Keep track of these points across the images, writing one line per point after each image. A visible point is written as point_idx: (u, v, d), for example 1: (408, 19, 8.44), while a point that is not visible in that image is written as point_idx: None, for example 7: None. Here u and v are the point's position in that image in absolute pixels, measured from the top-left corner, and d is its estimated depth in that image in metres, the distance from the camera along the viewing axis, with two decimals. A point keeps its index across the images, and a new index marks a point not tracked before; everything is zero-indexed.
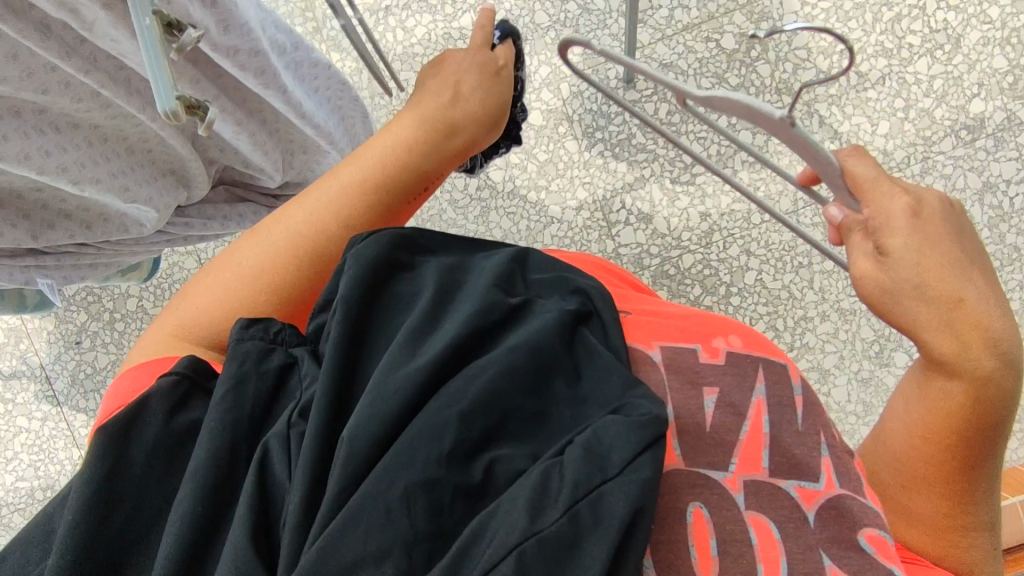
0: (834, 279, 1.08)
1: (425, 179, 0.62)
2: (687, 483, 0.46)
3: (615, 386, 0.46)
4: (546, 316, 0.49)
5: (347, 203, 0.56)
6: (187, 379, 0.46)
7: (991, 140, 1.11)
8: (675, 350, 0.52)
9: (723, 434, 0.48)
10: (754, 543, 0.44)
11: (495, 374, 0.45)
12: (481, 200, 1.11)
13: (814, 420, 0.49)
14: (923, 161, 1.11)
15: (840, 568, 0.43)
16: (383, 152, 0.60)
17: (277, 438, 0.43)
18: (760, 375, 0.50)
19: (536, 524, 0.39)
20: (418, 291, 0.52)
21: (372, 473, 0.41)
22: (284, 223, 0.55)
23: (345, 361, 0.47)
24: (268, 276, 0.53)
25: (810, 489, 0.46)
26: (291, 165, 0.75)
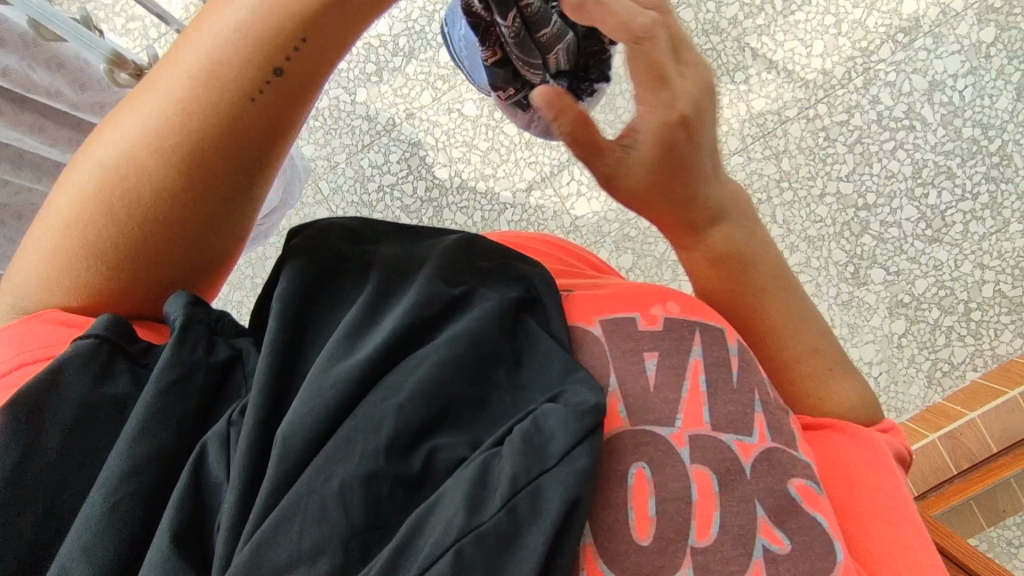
0: (796, 209, 1.06)
1: (275, 64, 0.41)
2: (630, 444, 0.41)
3: (555, 372, 0.41)
4: (487, 305, 0.43)
5: (156, 127, 0.41)
6: (108, 344, 0.40)
7: (930, 38, 1.03)
8: (616, 322, 0.46)
9: (670, 393, 0.43)
10: (693, 499, 0.40)
11: (433, 366, 0.39)
12: (432, 200, 1.09)
13: (751, 379, 0.44)
14: (863, 74, 1.05)
15: (776, 521, 0.39)
16: (209, 37, 0.41)
17: (213, 439, 0.37)
18: (696, 337, 0.45)
19: (473, 519, 0.32)
20: (363, 283, 0.45)
21: (304, 473, 0.35)
22: (95, 152, 0.43)
23: (282, 364, 0.40)
24: (80, 233, 0.43)
25: (748, 443, 0.41)
26: None
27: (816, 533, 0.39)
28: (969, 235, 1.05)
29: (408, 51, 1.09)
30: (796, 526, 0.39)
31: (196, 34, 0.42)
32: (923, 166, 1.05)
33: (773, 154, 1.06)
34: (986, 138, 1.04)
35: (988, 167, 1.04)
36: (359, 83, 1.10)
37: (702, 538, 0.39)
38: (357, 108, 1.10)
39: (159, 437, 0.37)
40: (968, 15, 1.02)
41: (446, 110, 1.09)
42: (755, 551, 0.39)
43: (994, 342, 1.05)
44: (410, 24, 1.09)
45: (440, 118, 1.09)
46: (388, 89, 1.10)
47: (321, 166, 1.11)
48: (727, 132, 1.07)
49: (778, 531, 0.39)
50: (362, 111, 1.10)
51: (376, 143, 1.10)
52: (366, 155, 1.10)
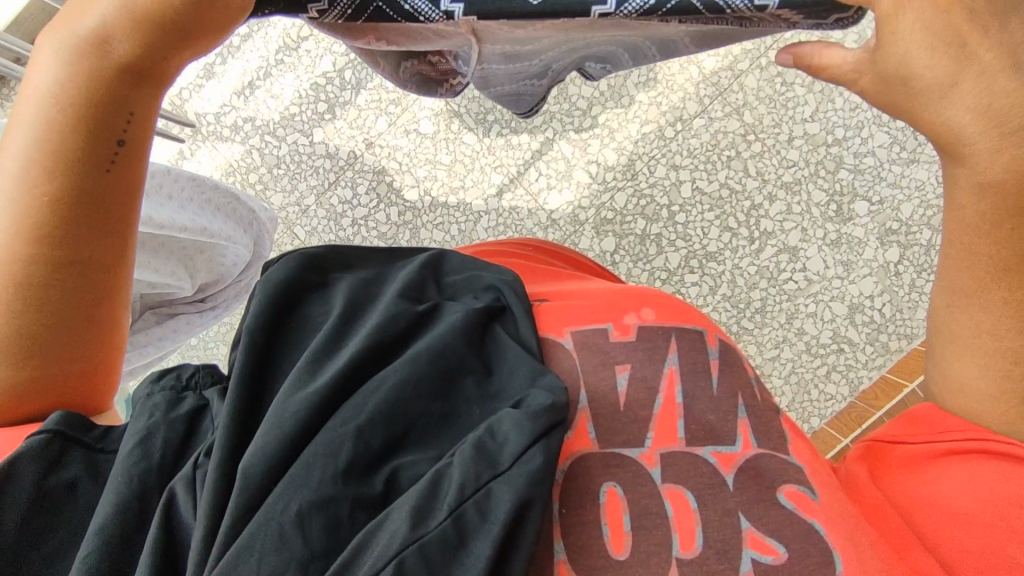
0: (767, 158, 1.02)
1: (111, 137, 0.38)
2: (600, 464, 0.40)
3: (522, 379, 0.40)
4: (453, 319, 0.42)
5: (11, 225, 0.38)
6: (61, 437, 0.39)
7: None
8: (585, 334, 0.44)
9: (641, 409, 0.41)
10: (669, 514, 0.38)
11: (396, 384, 0.37)
12: (407, 222, 1.09)
13: (732, 381, 0.42)
14: None
15: (765, 530, 0.37)
16: (22, 126, 0.37)
17: (180, 482, 0.36)
18: (671, 344, 0.43)
19: (419, 529, 0.30)
20: (330, 310, 0.43)
21: (263, 505, 0.33)
22: None
23: (249, 404, 0.38)
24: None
25: (730, 453, 0.40)
26: (198, 268, 0.77)
27: (806, 535, 0.37)
28: None
29: (356, 82, 1.10)
30: (790, 534, 0.37)
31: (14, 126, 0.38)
32: None
33: (734, 108, 1.02)
34: None
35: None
36: (314, 123, 1.10)
37: (687, 550, 0.37)
38: (317, 149, 1.11)
39: (122, 490, 0.36)
40: None
41: (404, 132, 1.09)
42: (744, 565, 0.37)
43: None
44: (352, 56, 1.09)
45: (400, 141, 1.09)
46: (343, 124, 1.10)
47: (292, 213, 1.11)
48: (685, 97, 1.04)
49: (768, 541, 0.37)
50: (322, 150, 1.11)
51: (342, 178, 1.11)
52: (334, 193, 1.11)
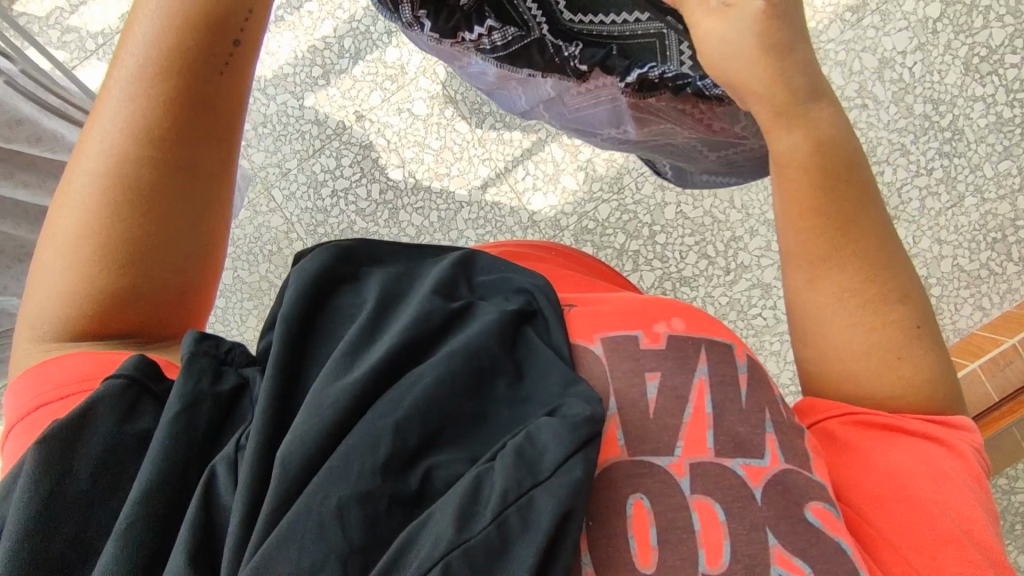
0: (755, 193, 1.02)
1: (226, 37, 0.44)
2: (628, 475, 0.40)
3: (554, 385, 0.39)
4: (488, 319, 0.41)
5: (131, 114, 0.42)
6: (135, 386, 0.40)
7: (878, 16, 1.02)
8: (615, 341, 0.44)
9: (670, 418, 0.41)
10: (696, 529, 0.38)
11: (434, 382, 0.37)
12: (387, 202, 1.07)
13: (760, 397, 0.43)
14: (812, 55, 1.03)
15: (792, 548, 0.37)
16: (149, 19, 0.43)
17: (223, 461, 0.36)
18: (701, 355, 0.43)
19: (463, 532, 0.30)
20: (361, 302, 0.43)
21: (304, 492, 0.33)
22: (83, 164, 0.43)
23: (284, 393, 0.38)
24: (99, 235, 0.43)
25: (760, 466, 0.40)
26: None
27: (836, 557, 0.37)
28: (927, 211, 1.03)
29: (355, 53, 1.09)
30: (817, 553, 0.37)
31: (139, 24, 0.43)
32: (877, 144, 1.03)
33: None
34: (938, 113, 1.02)
35: (940, 143, 1.02)
36: (307, 88, 1.09)
37: (713, 567, 0.37)
38: (306, 113, 1.10)
39: (165, 464, 0.36)
40: None
41: (396, 110, 1.09)
42: None
43: (954, 317, 1.03)
44: (354, 26, 1.09)
45: (391, 119, 1.09)
46: (336, 92, 1.10)
47: (272, 173, 1.09)
48: None
49: (796, 561, 0.37)
50: (311, 116, 1.10)
51: (327, 147, 1.09)
52: (318, 159, 1.09)
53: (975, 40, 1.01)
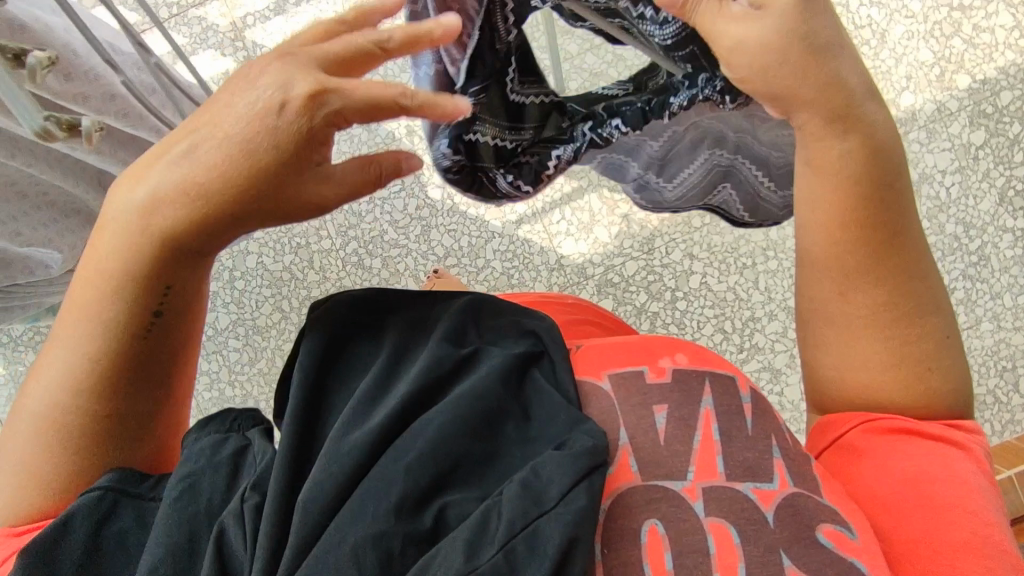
0: (779, 277, 1.07)
1: (189, 257, 0.45)
2: (642, 500, 0.40)
3: (562, 422, 0.41)
4: (496, 363, 0.43)
5: (100, 314, 0.45)
6: (111, 493, 0.42)
7: (924, 131, 1.10)
8: (622, 376, 0.46)
9: (680, 445, 0.42)
10: (711, 551, 0.38)
11: (444, 424, 0.39)
12: (421, 219, 1.10)
13: (766, 426, 0.44)
14: None
15: (806, 568, 0.37)
16: (118, 239, 0.44)
17: (231, 517, 0.37)
18: (705, 387, 0.45)
19: (472, 562, 0.32)
20: (374, 353, 0.45)
21: (324, 535, 0.34)
22: (56, 344, 0.46)
23: (303, 445, 0.40)
24: (67, 406, 0.46)
25: (769, 490, 0.40)
26: None
27: None
28: None
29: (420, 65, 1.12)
30: (831, 574, 0.38)
31: (107, 236, 0.44)
32: None
33: None
34: (967, 236, 1.09)
35: (965, 265, 1.09)
36: None
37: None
38: None
39: (175, 532, 0.38)
40: (961, 115, 1.10)
41: None
42: None
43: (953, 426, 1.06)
44: None
45: None
46: None
47: None
48: None
49: None
50: None
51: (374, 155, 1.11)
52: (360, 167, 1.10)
53: (1012, 173, 1.09)
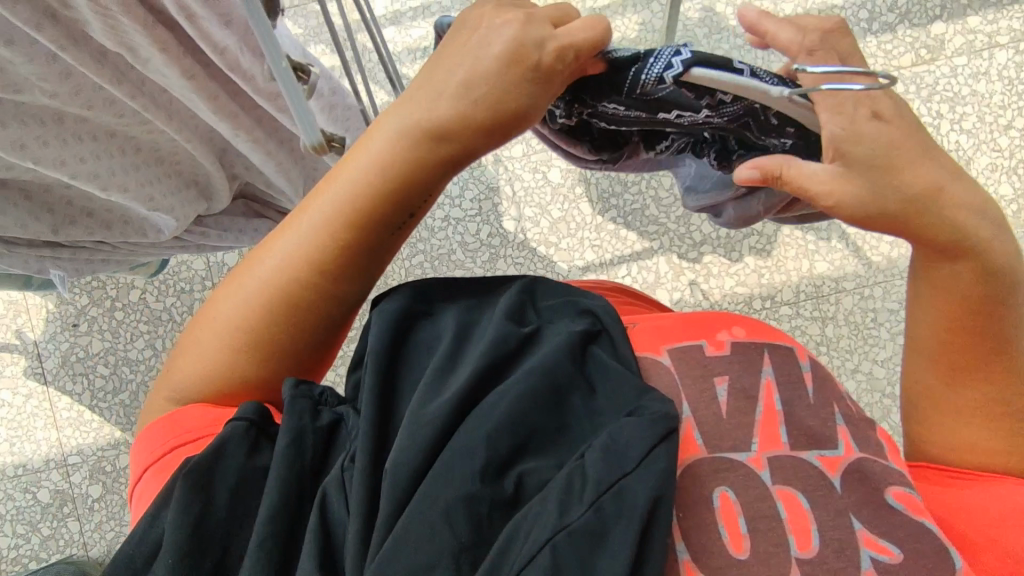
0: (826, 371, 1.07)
1: (405, 209, 0.47)
2: (711, 469, 0.41)
3: (629, 388, 0.41)
4: (558, 338, 0.43)
5: (310, 250, 0.46)
6: (254, 427, 0.43)
7: None
8: (680, 350, 0.46)
9: (742, 417, 0.43)
10: (783, 517, 0.39)
11: (516, 396, 0.39)
12: (490, 245, 1.13)
13: (826, 394, 0.44)
14: None
15: (877, 531, 0.39)
16: (353, 173, 0.46)
17: (333, 482, 0.40)
18: (765, 358, 0.45)
19: (564, 517, 0.34)
20: (439, 334, 0.46)
21: (418, 494, 0.36)
22: (255, 270, 0.47)
23: (380, 422, 0.41)
24: (251, 335, 0.47)
25: (834, 457, 0.41)
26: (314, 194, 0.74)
27: (921, 538, 0.39)
28: None
29: None
30: (901, 535, 0.39)
31: (338, 174, 0.46)
32: None
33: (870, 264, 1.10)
34: None
35: None
36: None
37: (805, 550, 0.38)
38: None
39: (286, 488, 0.40)
40: None
41: (531, 168, 1.14)
42: (864, 563, 0.38)
43: None
44: None
45: (524, 173, 1.14)
46: None
47: None
48: (784, 283, 1.10)
49: (883, 540, 0.39)
50: None
51: None
52: None
53: None
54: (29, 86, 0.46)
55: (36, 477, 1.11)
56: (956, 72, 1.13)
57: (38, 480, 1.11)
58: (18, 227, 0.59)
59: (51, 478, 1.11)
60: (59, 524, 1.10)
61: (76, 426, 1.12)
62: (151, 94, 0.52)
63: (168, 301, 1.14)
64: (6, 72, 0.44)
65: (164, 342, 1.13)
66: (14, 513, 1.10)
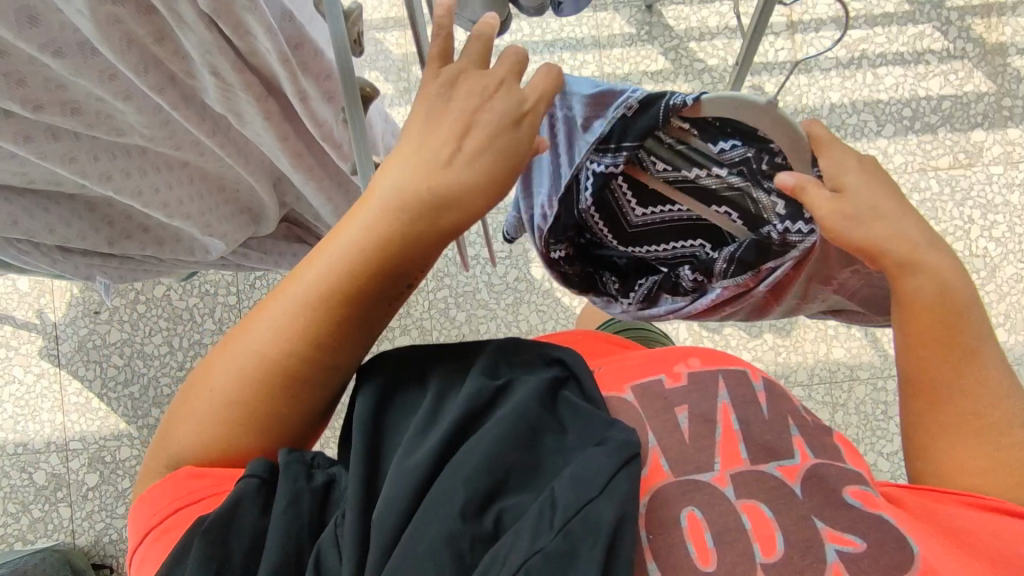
0: None
1: (403, 277, 0.48)
2: (677, 491, 0.44)
3: (597, 424, 0.44)
4: (530, 385, 0.46)
5: (307, 323, 0.47)
6: (264, 485, 0.45)
7: None
8: (642, 386, 0.50)
9: (705, 439, 0.46)
10: (746, 527, 0.42)
11: (492, 440, 0.42)
12: (516, 290, 1.22)
13: (779, 408, 0.48)
14: None
15: (840, 529, 0.41)
16: (347, 245, 0.46)
17: (328, 537, 0.42)
18: (720, 381, 0.49)
19: (537, 543, 0.37)
20: (422, 395, 0.49)
21: (403, 537, 0.39)
22: (250, 342, 0.48)
23: (370, 477, 0.44)
24: (250, 407, 0.47)
25: (791, 466, 0.44)
26: None
27: (885, 534, 0.41)
28: None
29: None
30: (865, 531, 0.41)
31: (331, 245, 0.47)
32: None
33: (871, 337, 1.22)
34: None
35: None
36: None
37: (769, 556, 0.41)
38: None
39: (284, 543, 0.42)
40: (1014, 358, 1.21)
41: None
42: (830, 560, 0.40)
43: None
44: None
45: None
46: None
47: None
48: (800, 363, 1.22)
49: (846, 536, 0.41)
50: None
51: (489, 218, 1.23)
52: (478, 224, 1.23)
53: None
54: (131, 129, 0.51)
55: (35, 457, 1.21)
56: (991, 180, 1.24)
57: (36, 462, 1.21)
58: (79, 239, 0.64)
59: (50, 461, 1.21)
60: (50, 507, 1.20)
61: (81, 412, 1.22)
62: (236, 140, 0.57)
63: (190, 300, 1.24)
64: (115, 118, 0.49)
65: (178, 339, 1.24)
66: (9, 491, 1.21)
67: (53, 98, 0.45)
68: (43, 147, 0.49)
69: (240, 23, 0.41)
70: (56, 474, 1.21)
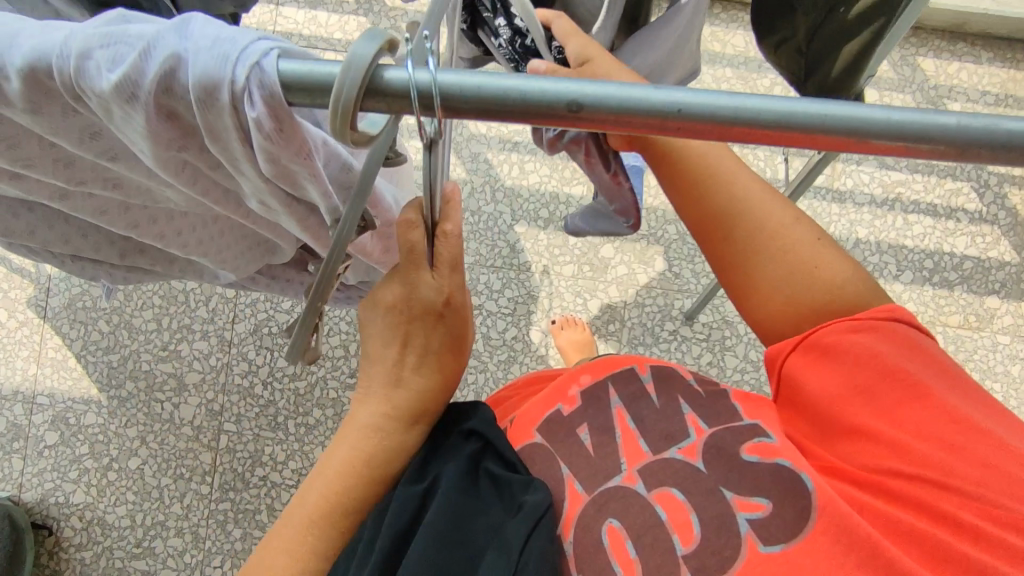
0: None
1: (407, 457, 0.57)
2: (596, 510, 0.59)
3: (517, 487, 0.58)
4: (450, 472, 0.56)
5: (333, 512, 0.54)
6: None
7: None
8: (548, 422, 0.66)
9: (608, 447, 0.62)
10: (664, 519, 0.56)
11: (420, 547, 0.51)
12: (511, 349, 1.22)
13: (664, 395, 0.64)
14: None
15: (740, 491, 0.56)
16: (360, 442, 0.55)
17: None
18: (611, 390, 0.66)
19: None
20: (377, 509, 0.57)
21: None
22: (283, 545, 0.53)
23: None
24: None
25: (689, 447, 0.60)
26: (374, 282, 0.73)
27: (775, 473, 0.55)
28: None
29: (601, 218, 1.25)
30: (758, 478, 0.56)
31: (340, 446, 0.55)
32: None
33: None
34: None
35: None
36: (526, 217, 1.26)
37: (687, 541, 0.55)
38: (508, 235, 1.26)
39: None
40: None
41: (574, 293, 1.24)
42: (740, 522, 0.54)
43: None
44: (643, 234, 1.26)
45: (565, 293, 1.24)
46: (545, 236, 1.26)
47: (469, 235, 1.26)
48: None
49: (750, 500, 0.55)
50: (510, 238, 1.26)
51: (499, 271, 1.24)
52: (487, 275, 1.24)
53: None
54: (166, 201, 0.52)
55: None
56: (996, 347, 1.23)
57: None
58: (92, 250, 0.63)
59: (13, 410, 1.20)
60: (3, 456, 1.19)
61: (55, 368, 1.22)
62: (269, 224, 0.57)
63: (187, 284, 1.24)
64: (155, 195, 0.51)
65: (166, 320, 1.23)
66: None
67: (96, 176, 0.48)
68: (76, 203, 0.51)
69: (295, 182, 0.43)
70: (15, 424, 1.20)
